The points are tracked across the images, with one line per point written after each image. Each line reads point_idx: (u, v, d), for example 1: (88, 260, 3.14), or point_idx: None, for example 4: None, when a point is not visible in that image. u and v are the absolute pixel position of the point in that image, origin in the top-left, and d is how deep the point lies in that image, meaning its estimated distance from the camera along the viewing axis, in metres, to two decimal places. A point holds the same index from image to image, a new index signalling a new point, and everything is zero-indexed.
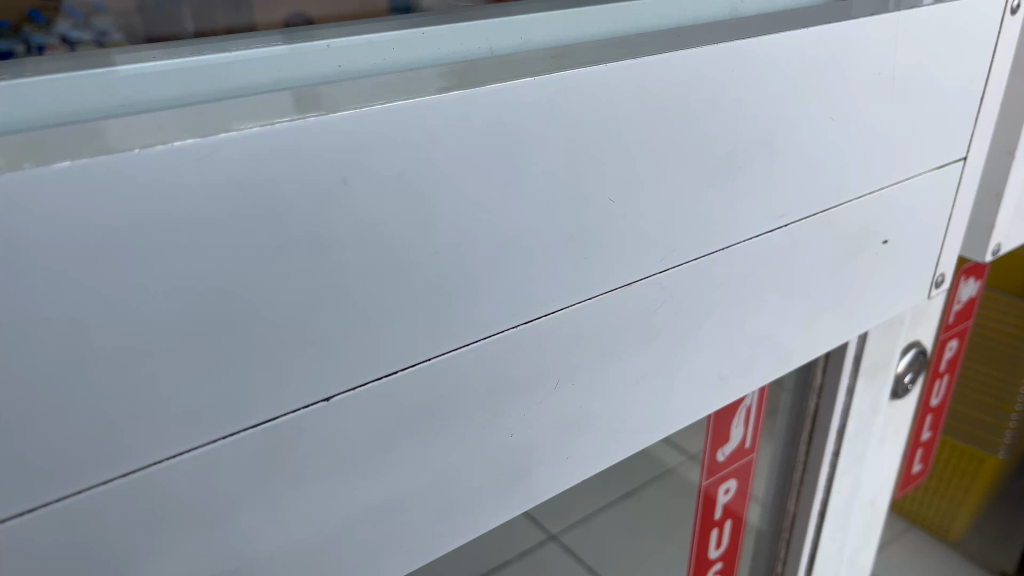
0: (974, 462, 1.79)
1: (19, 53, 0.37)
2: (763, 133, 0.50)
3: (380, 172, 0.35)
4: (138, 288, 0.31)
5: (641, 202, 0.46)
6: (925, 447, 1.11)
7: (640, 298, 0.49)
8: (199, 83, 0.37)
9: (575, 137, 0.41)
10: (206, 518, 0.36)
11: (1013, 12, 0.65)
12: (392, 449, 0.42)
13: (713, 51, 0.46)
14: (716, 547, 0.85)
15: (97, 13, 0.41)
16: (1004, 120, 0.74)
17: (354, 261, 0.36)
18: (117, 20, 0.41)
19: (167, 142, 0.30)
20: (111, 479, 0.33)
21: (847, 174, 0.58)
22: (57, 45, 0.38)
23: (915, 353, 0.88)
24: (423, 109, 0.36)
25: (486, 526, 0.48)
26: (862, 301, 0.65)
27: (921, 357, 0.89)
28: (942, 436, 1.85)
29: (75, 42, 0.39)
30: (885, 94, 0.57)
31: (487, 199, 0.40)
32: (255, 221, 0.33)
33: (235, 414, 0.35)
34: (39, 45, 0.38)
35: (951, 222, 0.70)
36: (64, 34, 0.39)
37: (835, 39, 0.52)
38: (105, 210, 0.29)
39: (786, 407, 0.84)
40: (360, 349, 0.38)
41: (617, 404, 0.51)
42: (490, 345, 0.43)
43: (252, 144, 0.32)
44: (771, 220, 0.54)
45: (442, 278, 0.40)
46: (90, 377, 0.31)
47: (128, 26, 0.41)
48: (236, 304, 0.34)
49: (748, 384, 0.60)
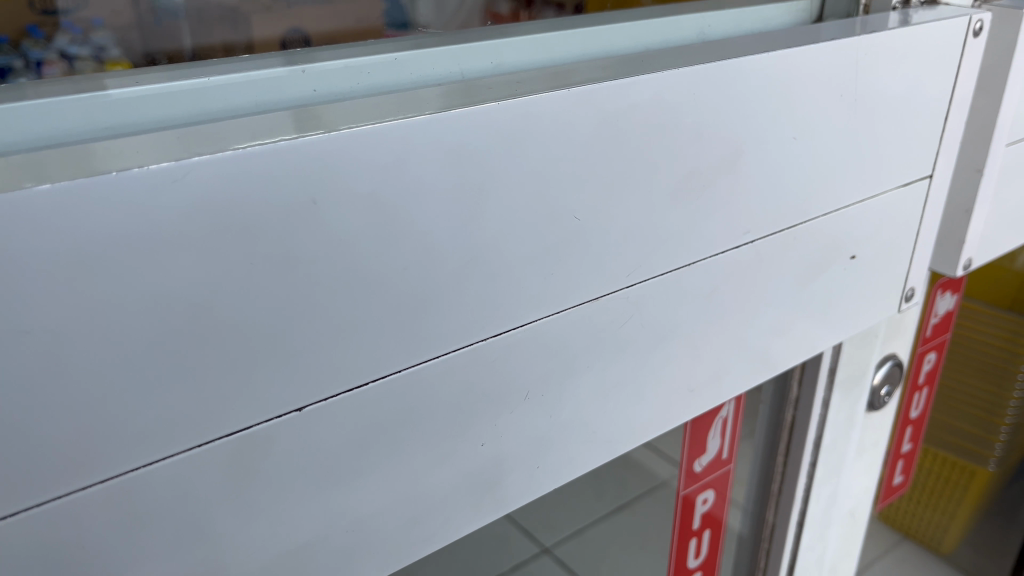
0: (965, 475, 1.80)
1: (18, 65, 0.46)
2: (727, 152, 0.52)
3: (349, 192, 0.37)
4: (117, 302, 0.33)
5: (607, 219, 0.48)
6: (905, 458, 1.12)
7: (607, 312, 0.51)
8: (178, 108, 0.39)
9: (541, 158, 0.43)
10: (182, 523, 0.38)
11: (976, 35, 0.67)
12: (364, 458, 0.43)
13: (676, 75, 0.47)
14: (695, 556, 0.86)
15: (94, 28, 0.52)
16: (971, 139, 0.77)
17: (325, 277, 0.38)
18: (112, 35, 0.51)
19: (144, 165, 0.32)
20: (90, 484, 0.35)
21: (812, 191, 0.60)
22: (54, 59, 0.48)
23: (891, 365, 0.90)
24: (391, 132, 0.38)
25: (457, 532, 0.50)
26: (830, 315, 0.67)
27: (897, 369, 0.91)
28: (931, 450, 1.86)
29: (72, 56, 0.49)
30: (849, 114, 0.59)
31: (455, 218, 0.41)
32: (228, 239, 0.35)
33: (210, 423, 0.37)
34: (36, 58, 0.48)
35: (918, 237, 0.73)
36: (61, 49, 0.49)
37: (798, 62, 0.54)
38: (83, 228, 0.31)
39: (764, 418, 0.86)
40: (331, 361, 0.40)
41: (587, 414, 0.53)
42: (459, 357, 0.45)
43: (225, 166, 0.33)
44: (736, 236, 0.56)
45: (411, 293, 0.41)
46: (68, 388, 0.33)
47: (121, 41, 0.51)
48: (210, 318, 0.35)
49: (717, 394, 0.62)
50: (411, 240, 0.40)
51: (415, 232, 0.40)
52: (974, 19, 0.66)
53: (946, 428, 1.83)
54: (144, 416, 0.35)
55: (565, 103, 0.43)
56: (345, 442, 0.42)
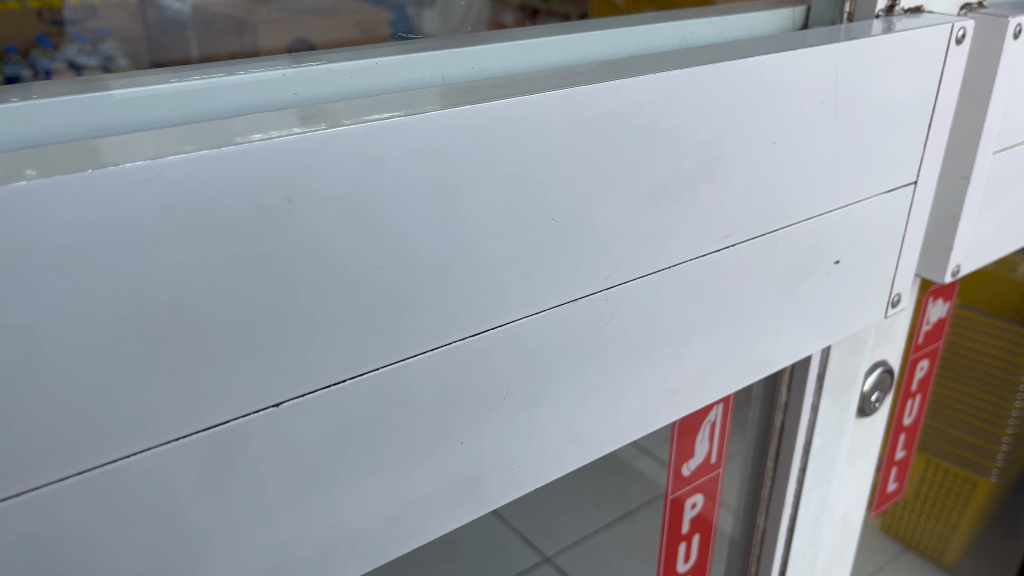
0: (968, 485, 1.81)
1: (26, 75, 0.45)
2: (707, 157, 0.53)
3: (324, 192, 0.38)
4: (92, 297, 0.33)
5: (585, 222, 0.49)
6: (899, 465, 1.12)
7: (587, 314, 0.51)
8: (161, 110, 0.40)
9: (517, 161, 0.44)
10: (159, 516, 0.39)
11: (958, 43, 0.67)
12: (342, 455, 0.44)
13: (653, 80, 0.48)
14: (685, 561, 0.87)
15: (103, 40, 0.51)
16: (958, 146, 0.77)
17: (300, 275, 0.39)
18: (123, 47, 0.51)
19: (119, 164, 0.33)
20: (66, 476, 0.35)
21: (794, 196, 0.60)
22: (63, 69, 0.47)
23: (881, 372, 0.91)
24: (366, 133, 0.38)
25: (438, 530, 0.51)
26: (815, 319, 0.68)
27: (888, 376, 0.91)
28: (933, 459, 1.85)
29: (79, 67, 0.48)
30: (830, 120, 0.60)
31: (431, 218, 0.42)
32: (203, 237, 0.35)
33: (186, 417, 0.38)
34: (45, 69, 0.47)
35: (904, 243, 0.73)
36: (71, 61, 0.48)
37: (777, 68, 0.55)
38: (60, 224, 0.32)
39: (754, 424, 0.86)
40: (308, 358, 0.41)
41: (568, 415, 0.54)
42: (437, 356, 0.45)
43: (199, 165, 0.34)
44: (717, 240, 0.57)
45: (388, 292, 0.42)
46: (45, 381, 0.33)
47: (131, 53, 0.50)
48: (186, 314, 0.36)
49: (702, 397, 0.62)
50: (388, 240, 0.41)
51: (392, 232, 0.41)
52: (957, 27, 0.66)
53: (947, 437, 1.82)
54: (121, 409, 0.36)
55: (541, 106, 0.44)
56: (323, 439, 0.43)
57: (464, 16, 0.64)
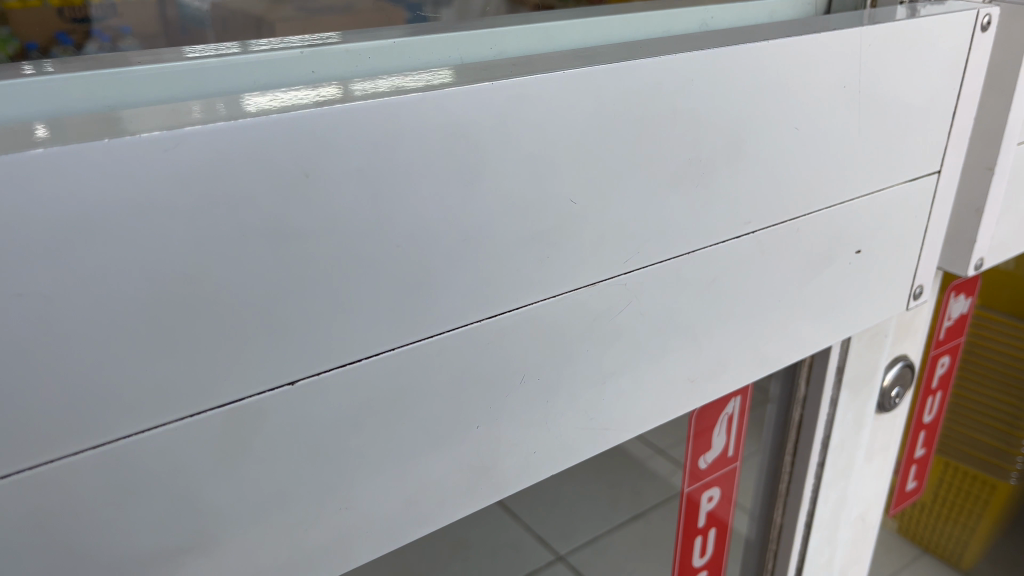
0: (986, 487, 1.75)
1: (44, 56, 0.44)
2: (727, 140, 0.52)
3: (341, 167, 0.38)
4: (108, 268, 0.33)
5: (604, 204, 0.48)
6: (919, 463, 1.11)
7: (604, 299, 0.51)
8: (178, 86, 0.40)
9: (535, 140, 0.44)
10: (173, 493, 0.39)
11: (984, 29, 0.66)
12: (357, 436, 0.44)
13: (674, 61, 0.48)
14: (701, 556, 0.86)
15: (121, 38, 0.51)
16: (982, 136, 0.76)
17: (316, 252, 0.38)
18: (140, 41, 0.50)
19: (135, 134, 0.33)
20: (82, 450, 0.35)
21: (815, 183, 0.59)
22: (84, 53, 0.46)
23: (901, 367, 0.89)
24: (384, 109, 0.38)
25: (452, 515, 0.50)
26: (836, 310, 0.67)
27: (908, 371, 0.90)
28: (952, 462, 1.81)
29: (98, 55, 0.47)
30: (853, 106, 0.59)
31: (450, 197, 0.42)
32: (219, 210, 0.35)
33: (202, 393, 0.38)
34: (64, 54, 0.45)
35: (927, 233, 0.72)
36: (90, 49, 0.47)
37: (800, 52, 0.54)
38: (77, 193, 0.32)
39: (772, 419, 0.85)
40: (323, 336, 0.40)
41: (585, 401, 0.53)
42: (453, 338, 0.45)
43: (216, 137, 0.34)
44: (737, 226, 0.56)
45: (404, 271, 0.42)
46: (59, 353, 0.33)
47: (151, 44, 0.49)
48: (201, 289, 0.36)
49: (719, 387, 0.62)
50: (405, 218, 0.41)
51: (408, 210, 0.41)
52: (982, 13, 0.65)
53: (967, 440, 1.77)
54: (136, 383, 0.36)
55: (560, 85, 0.43)
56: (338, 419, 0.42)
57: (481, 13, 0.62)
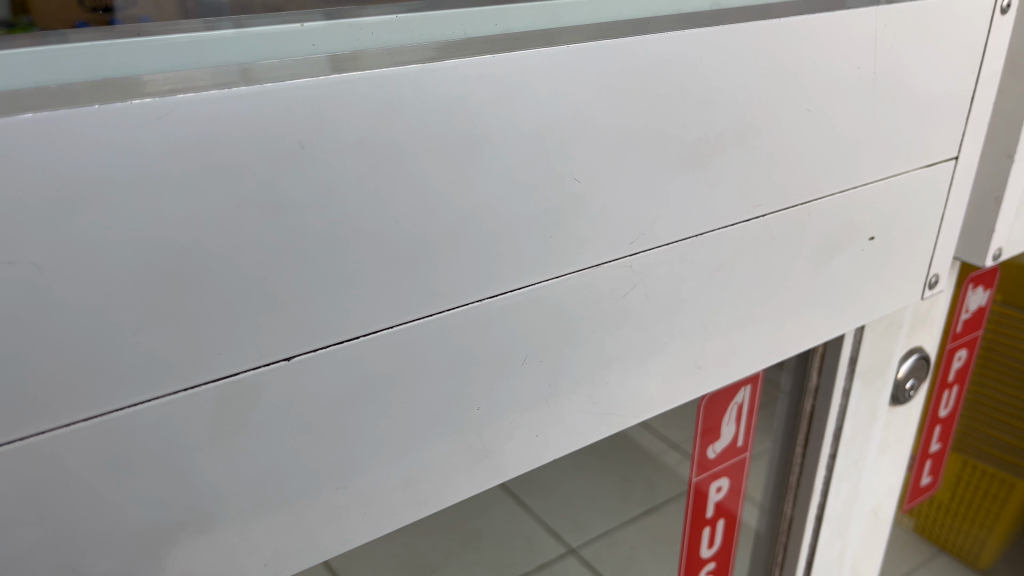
0: None
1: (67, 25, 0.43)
2: (737, 121, 0.51)
3: (338, 140, 0.37)
4: (100, 237, 0.33)
5: (609, 184, 0.47)
6: (934, 458, 1.09)
7: (609, 280, 0.50)
8: (175, 57, 0.40)
9: (538, 115, 0.43)
10: (167, 467, 0.38)
11: (1004, 12, 0.65)
12: (354, 414, 0.43)
13: (682, 38, 0.47)
14: (708, 547, 0.84)
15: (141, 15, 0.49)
16: (1003, 122, 0.74)
17: (312, 225, 0.38)
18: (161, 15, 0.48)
19: (126, 101, 0.32)
20: (74, 421, 0.35)
21: (827, 166, 0.58)
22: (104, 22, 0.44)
23: (916, 358, 0.88)
24: (381, 81, 0.37)
25: (453, 497, 0.50)
26: (848, 297, 0.66)
27: (923, 363, 0.88)
28: (971, 459, 1.78)
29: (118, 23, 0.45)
30: (867, 87, 0.58)
31: (450, 172, 0.41)
32: (213, 181, 0.35)
33: (195, 367, 0.37)
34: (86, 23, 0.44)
35: (944, 221, 0.71)
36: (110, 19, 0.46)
37: (812, 30, 0.53)
38: (68, 160, 0.31)
39: (782, 409, 0.85)
40: (320, 312, 0.40)
41: (588, 385, 0.52)
42: (453, 317, 0.44)
43: (209, 106, 0.34)
44: (746, 210, 0.55)
45: (402, 247, 0.41)
46: (50, 323, 0.33)
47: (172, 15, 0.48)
48: (194, 260, 0.35)
49: (727, 374, 0.61)
50: (406, 194, 0.40)
51: (410, 183, 0.40)
52: None
53: (985, 438, 1.75)
54: (129, 354, 0.35)
55: (563, 59, 0.43)
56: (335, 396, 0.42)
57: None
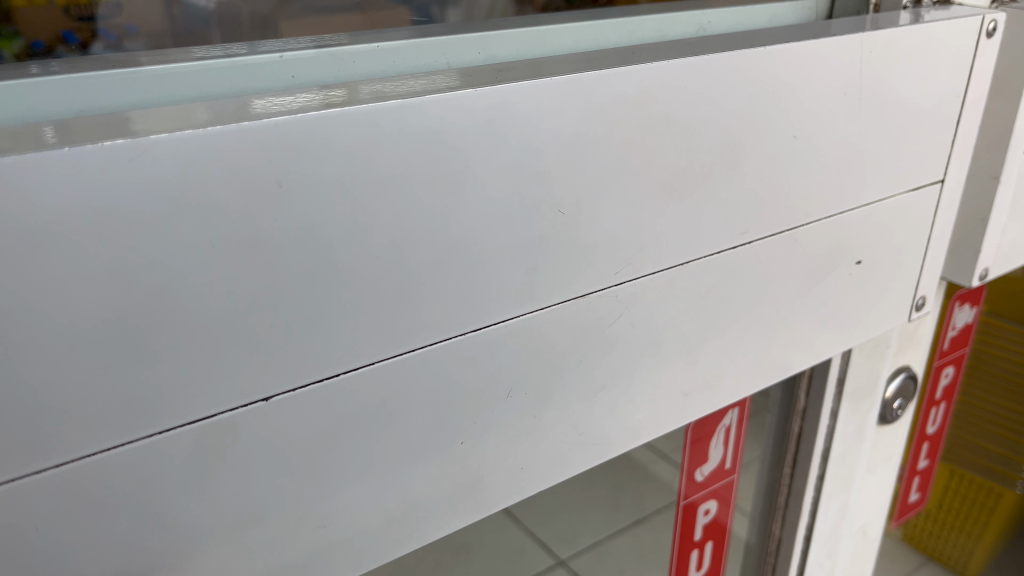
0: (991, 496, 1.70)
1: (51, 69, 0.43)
2: (723, 148, 0.51)
3: (318, 177, 0.36)
4: (69, 280, 0.32)
5: (593, 214, 0.47)
6: (923, 475, 1.09)
7: (595, 310, 0.50)
8: (153, 91, 0.39)
9: (521, 147, 0.42)
10: (142, 511, 0.37)
11: (990, 35, 0.65)
12: (335, 452, 0.42)
13: (666, 67, 0.46)
14: (698, 569, 0.84)
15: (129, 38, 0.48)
16: (989, 143, 0.74)
17: (290, 264, 0.37)
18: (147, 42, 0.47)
19: (96, 142, 0.31)
20: (43, 468, 0.34)
21: (814, 192, 0.58)
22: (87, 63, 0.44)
23: (903, 378, 0.88)
24: (361, 117, 0.37)
25: (437, 531, 0.49)
26: (836, 321, 0.66)
27: (910, 382, 0.88)
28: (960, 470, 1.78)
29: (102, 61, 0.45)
30: (852, 113, 0.57)
31: (432, 207, 0.40)
32: (188, 221, 0.34)
33: (171, 409, 0.36)
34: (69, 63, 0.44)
35: (930, 242, 0.71)
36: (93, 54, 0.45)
37: (797, 58, 0.52)
38: (35, 201, 0.31)
39: (771, 428, 0.84)
40: (299, 349, 0.39)
41: (574, 414, 0.52)
42: (436, 351, 0.44)
43: (183, 145, 0.33)
44: (732, 237, 0.55)
45: (383, 283, 0.40)
46: (22, 367, 0.32)
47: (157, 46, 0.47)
48: (169, 301, 0.35)
49: (714, 401, 0.60)
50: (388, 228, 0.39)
51: (393, 218, 0.39)
52: (988, 18, 0.64)
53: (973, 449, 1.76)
54: (100, 398, 0.34)
55: (546, 91, 0.42)
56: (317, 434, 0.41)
57: (488, 14, 0.59)
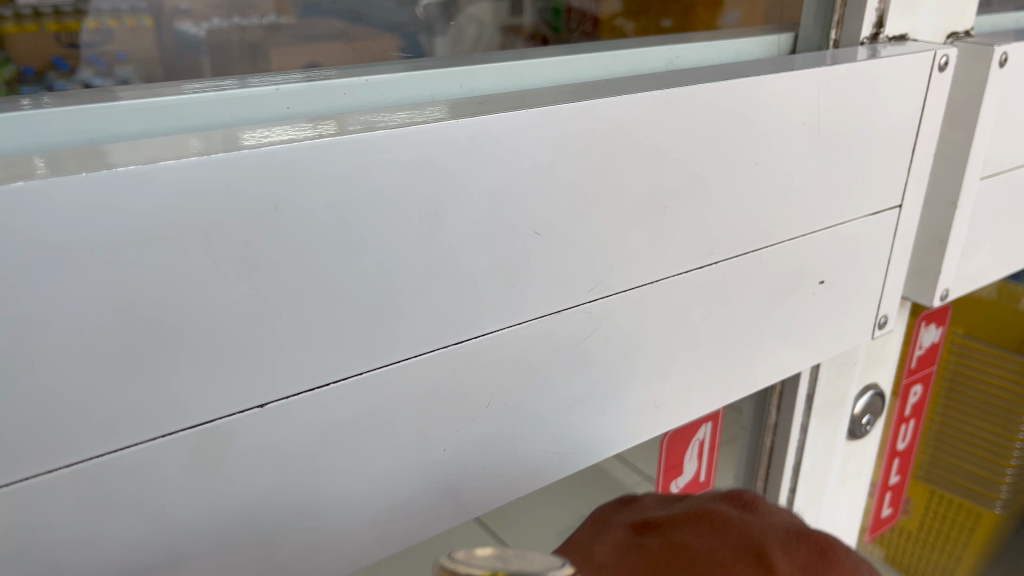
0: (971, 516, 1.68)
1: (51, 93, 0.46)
2: (690, 175, 0.55)
3: (311, 201, 0.40)
4: (82, 294, 0.35)
5: (568, 235, 0.50)
6: (894, 490, 1.12)
7: (570, 326, 0.53)
8: (159, 121, 0.42)
9: (500, 173, 0.46)
10: (144, 510, 0.40)
11: (941, 70, 0.69)
12: (325, 457, 0.45)
13: (636, 100, 0.50)
14: None
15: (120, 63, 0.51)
16: (947, 170, 0.79)
17: (285, 280, 0.40)
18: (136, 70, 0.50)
19: (110, 168, 0.34)
20: (55, 468, 0.37)
21: (777, 216, 0.62)
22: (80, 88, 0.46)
23: (871, 395, 0.91)
24: (351, 146, 0.40)
25: (422, 535, 0.52)
26: (800, 338, 0.69)
27: (877, 399, 0.92)
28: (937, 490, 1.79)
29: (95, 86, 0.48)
30: (811, 141, 0.61)
31: (415, 228, 0.44)
32: (192, 239, 0.37)
33: (173, 415, 0.39)
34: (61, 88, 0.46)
35: (890, 264, 0.75)
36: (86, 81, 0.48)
37: (758, 91, 0.56)
38: (54, 221, 0.34)
39: (743, 444, 0.87)
40: (292, 360, 0.42)
41: (551, 423, 0.55)
42: (419, 363, 0.47)
43: (189, 171, 0.36)
44: (699, 258, 0.58)
45: (371, 299, 0.44)
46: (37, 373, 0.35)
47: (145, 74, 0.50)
48: (172, 314, 0.37)
49: (685, 413, 0.63)
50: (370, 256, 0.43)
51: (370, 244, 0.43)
52: (939, 54, 0.68)
53: None
54: (108, 403, 0.37)
55: (523, 122, 0.46)
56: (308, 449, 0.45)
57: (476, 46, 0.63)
